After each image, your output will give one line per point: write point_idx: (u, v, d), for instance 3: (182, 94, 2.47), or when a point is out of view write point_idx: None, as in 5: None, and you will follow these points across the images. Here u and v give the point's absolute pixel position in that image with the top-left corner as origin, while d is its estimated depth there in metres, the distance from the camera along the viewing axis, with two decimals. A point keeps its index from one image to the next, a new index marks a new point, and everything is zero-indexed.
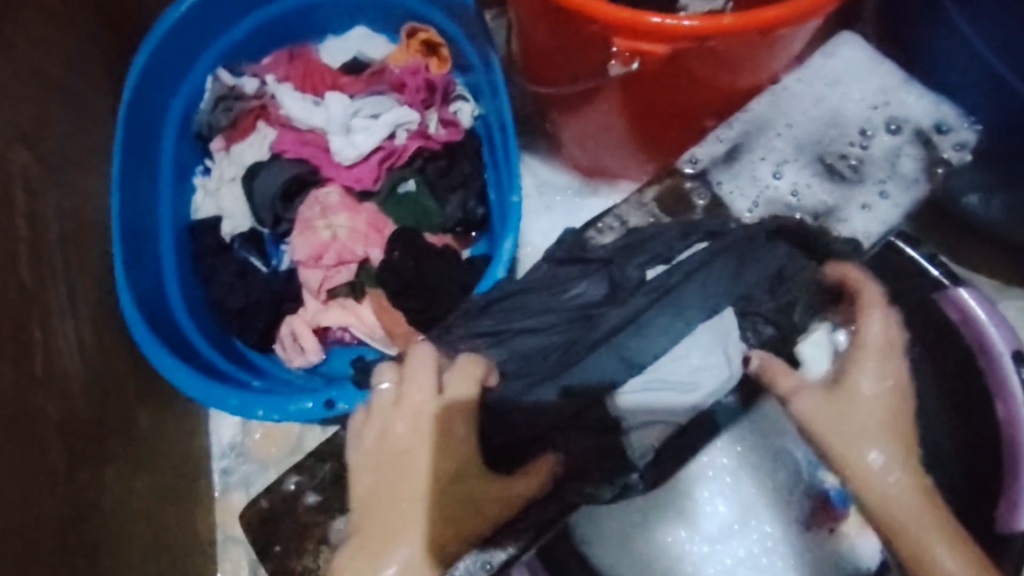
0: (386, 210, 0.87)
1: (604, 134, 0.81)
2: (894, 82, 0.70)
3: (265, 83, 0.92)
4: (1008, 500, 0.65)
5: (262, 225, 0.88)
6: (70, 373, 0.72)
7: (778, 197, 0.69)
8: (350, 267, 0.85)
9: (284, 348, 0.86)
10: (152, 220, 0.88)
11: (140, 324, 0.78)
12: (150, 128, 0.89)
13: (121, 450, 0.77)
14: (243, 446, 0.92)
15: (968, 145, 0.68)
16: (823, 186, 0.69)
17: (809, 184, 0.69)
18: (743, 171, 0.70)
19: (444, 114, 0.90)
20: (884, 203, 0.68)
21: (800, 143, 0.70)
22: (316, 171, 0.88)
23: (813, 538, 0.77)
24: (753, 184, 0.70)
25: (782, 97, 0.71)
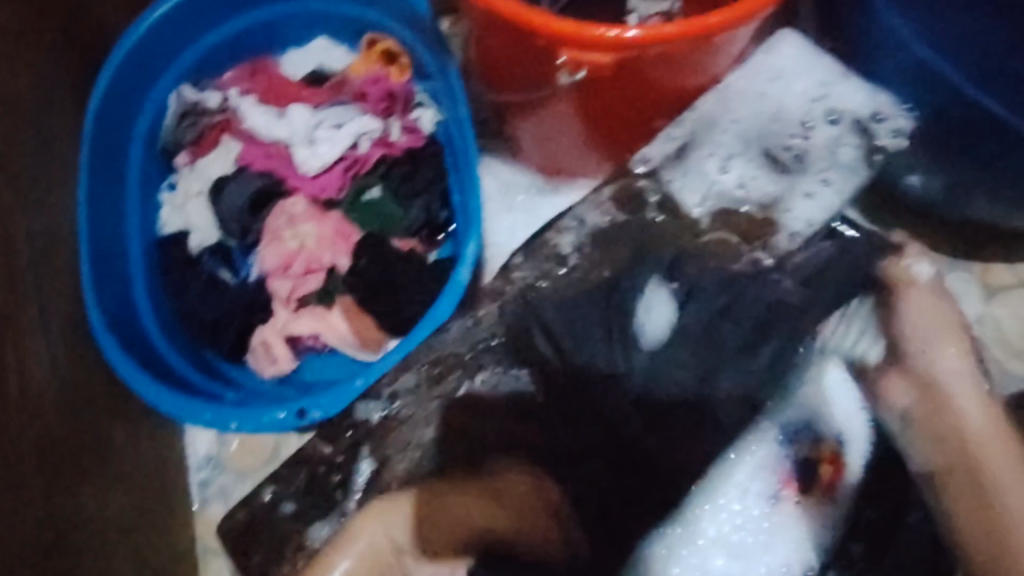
0: (352, 217, 0.88)
1: (561, 136, 0.83)
2: (833, 76, 0.77)
3: (228, 97, 0.94)
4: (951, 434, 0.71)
5: (229, 237, 0.89)
6: (45, 394, 0.73)
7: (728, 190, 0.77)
8: (319, 275, 0.86)
9: (257, 359, 0.87)
10: (120, 238, 0.89)
11: (112, 342, 0.80)
12: (115, 147, 0.90)
13: (98, 466, 0.78)
14: (219, 457, 0.93)
15: (904, 132, 0.76)
16: (765, 179, 0.77)
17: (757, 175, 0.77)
18: (694, 170, 0.77)
19: (406, 121, 0.91)
20: (827, 190, 0.77)
21: (747, 140, 0.77)
22: (281, 182, 0.89)
23: (780, 509, 0.73)
24: (704, 180, 0.77)
25: (727, 94, 0.76)
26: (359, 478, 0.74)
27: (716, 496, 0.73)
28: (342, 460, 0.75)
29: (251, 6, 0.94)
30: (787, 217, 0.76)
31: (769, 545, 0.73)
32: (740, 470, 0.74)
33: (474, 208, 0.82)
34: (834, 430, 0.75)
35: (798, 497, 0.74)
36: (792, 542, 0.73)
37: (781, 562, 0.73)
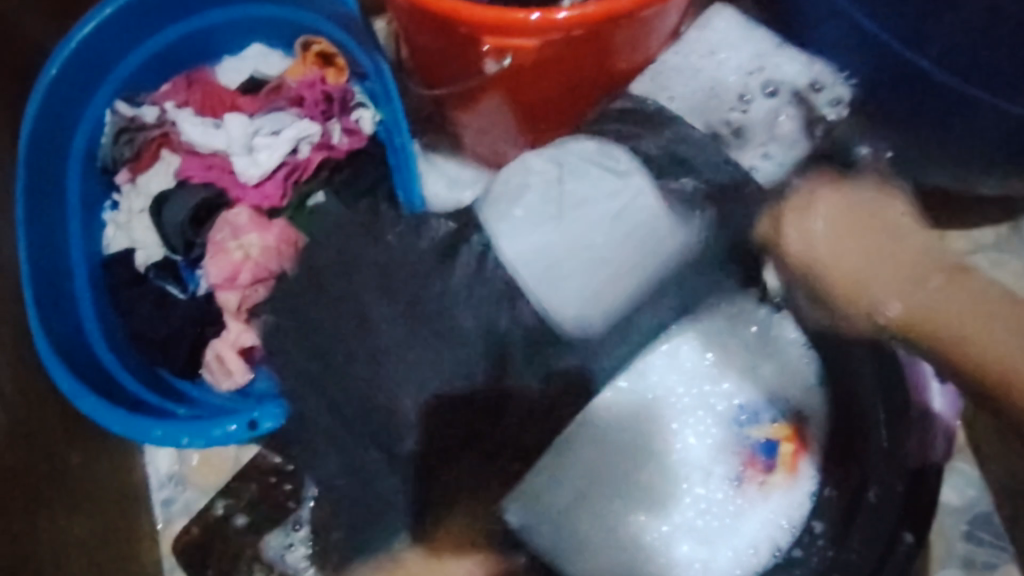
0: (297, 224, 0.88)
1: (502, 128, 0.82)
2: (768, 47, 0.75)
3: (165, 110, 0.92)
4: (918, 438, 0.68)
5: (174, 252, 0.88)
6: None
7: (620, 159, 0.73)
8: (267, 284, 0.86)
9: (212, 373, 0.86)
10: (62, 259, 0.87)
11: (63, 369, 0.79)
12: (53, 169, 0.88)
13: (53, 490, 0.77)
14: (181, 474, 0.91)
15: (843, 101, 0.75)
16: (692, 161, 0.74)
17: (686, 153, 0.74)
18: (508, 224, 0.74)
19: (345, 122, 0.90)
20: (767, 163, 0.74)
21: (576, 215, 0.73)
22: (224, 194, 0.88)
23: (745, 491, 0.78)
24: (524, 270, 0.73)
25: (662, 72, 0.75)
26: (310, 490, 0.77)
27: (679, 482, 0.79)
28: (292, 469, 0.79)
29: (183, 14, 0.92)
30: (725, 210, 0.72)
31: (736, 525, 0.77)
32: (698, 458, 0.79)
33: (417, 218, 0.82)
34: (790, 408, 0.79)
35: (762, 476, 0.78)
36: (759, 518, 0.77)
37: (748, 543, 0.77)
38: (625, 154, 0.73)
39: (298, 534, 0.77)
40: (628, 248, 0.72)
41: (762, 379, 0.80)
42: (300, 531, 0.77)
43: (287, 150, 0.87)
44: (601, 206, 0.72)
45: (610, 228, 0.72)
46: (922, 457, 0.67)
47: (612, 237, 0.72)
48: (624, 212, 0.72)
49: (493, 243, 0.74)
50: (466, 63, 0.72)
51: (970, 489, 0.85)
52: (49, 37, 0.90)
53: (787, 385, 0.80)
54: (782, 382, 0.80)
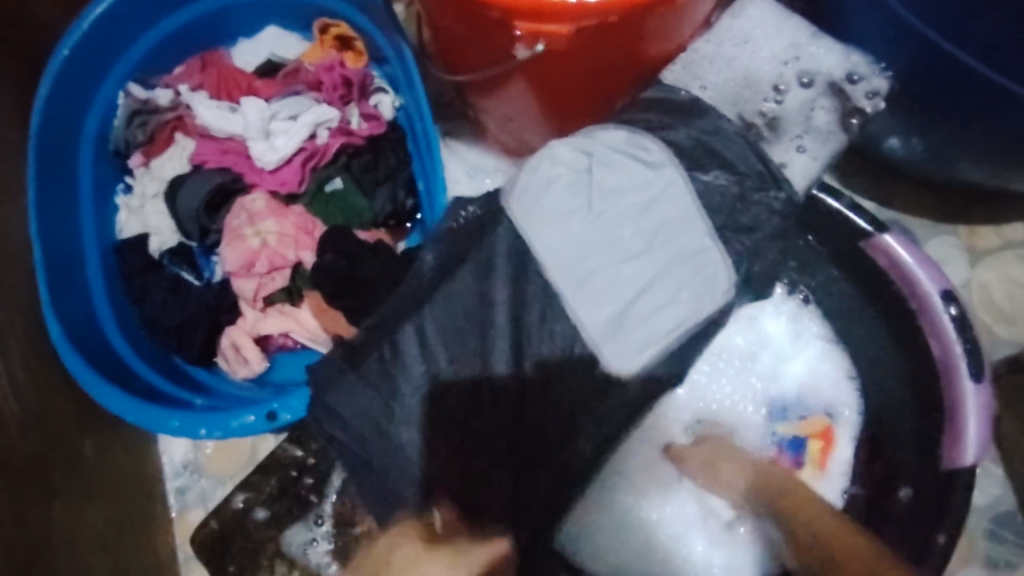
0: (314, 211, 0.86)
1: (526, 115, 0.81)
2: (802, 37, 0.74)
3: (179, 93, 0.90)
4: (953, 436, 0.69)
5: (189, 238, 0.86)
6: (6, 416, 0.70)
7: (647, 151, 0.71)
8: (284, 272, 0.84)
9: (228, 360, 0.85)
10: (76, 245, 0.85)
11: (76, 359, 0.77)
12: (65, 153, 0.86)
13: (67, 482, 0.76)
14: (196, 463, 0.90)
15: (879, 93, 0.73)
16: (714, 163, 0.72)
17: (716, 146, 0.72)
18: (539, 211, 0.71)
19: (364, 108, 0.88)
20: (801, 156, 0.73)
21: (605, 211, 0.71)
22: (240, 179, 0.86)
23: None
24: (549, 260, 0.70)
25: (694, 60, 0.74)
26: (334, 484, 0.75)
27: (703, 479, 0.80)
28: (314, 462, 0.75)
29: None
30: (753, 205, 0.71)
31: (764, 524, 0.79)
32: None
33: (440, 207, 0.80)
34: (819, 407, 0.81)
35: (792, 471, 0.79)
36: None
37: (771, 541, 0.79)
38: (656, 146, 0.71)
39: (321, 529, 0.75)
40: (658, 239, 0.71)
41: (790, 376, 0.81)
42: (322, 526, 0.75)
43: (304, 135, 0.85)
44: (632, 198, 0.71)
45: (640, 218, 0.71)
46: (956, 462, 0.68)
47: (642, 231, 0.71)
48: (657, 206, 0.71)
49: (520, 231, 0.71)
50: (493, 48, 0.70)
51: (993, 487, 0.84)
52: (61, 18, 0.88)
53: (817, 384, 0.81)
54: (812, 382, 0.81)
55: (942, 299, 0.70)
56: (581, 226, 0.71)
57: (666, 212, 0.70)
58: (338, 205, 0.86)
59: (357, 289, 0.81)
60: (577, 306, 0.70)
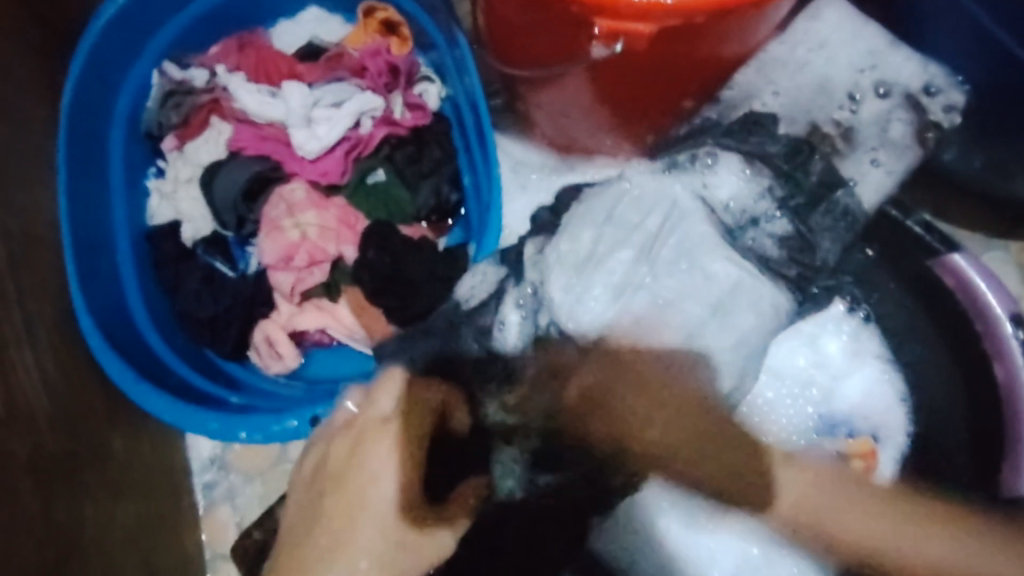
0: (355, 203, 0.83)
1: (579, 112, 0.77)
2: (881, 44, 0.78)
3: (215, 74, 0.86)
4: (1011, 463, 0.66)
5: (225, 228, 0.83)
6: (36, 411, 0.67)
7: (693, 181, 0.73)
8: (323, 267, 0.81)
9: (261, 356, 0.82)
10: (107, 231, 0.82)
11: (107, 350, 0.74)
12: (96, 135, 0.82)
13: (97, 479, 0.73)
14: (224, 459, 0.88)
15: (957, 107, 0.76)
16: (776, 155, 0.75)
17: (787, 140, 0.76)
18: (601, 257, 0.69)
19: (409, 97, 0.85)
20: (876, 170, 0.76)
21: (663, 234, 0.70)
22: (279, 167, 0.83)
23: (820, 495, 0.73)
24: (600, 305, 0.67)
25: (768, 63, 0.79)
26: None
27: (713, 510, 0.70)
28: None
29: None
30: (814, 225, 0.73)
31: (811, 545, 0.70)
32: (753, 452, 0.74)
33: (492, 212, 0.78)
34: (869, 428, 0.77)
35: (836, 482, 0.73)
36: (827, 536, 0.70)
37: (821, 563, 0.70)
38: (684, 174, 0.74)
39: None
40: (700, 259, 0.69)
41: (845, 394, 0.78)
42: None
43: (350, 126, 0.82)
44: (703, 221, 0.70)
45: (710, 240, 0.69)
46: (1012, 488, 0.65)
47: (710, 253, 0.69)
48: (684, 224, 0.70)
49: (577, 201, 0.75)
50: (558, 43, 0.67)
51: None
52: None
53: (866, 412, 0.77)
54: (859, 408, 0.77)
55: (1010, 323, 0.67)
56: (630, 264, 0.69)
57: (694, 236, 0.70)
58: (379, 199, 0.83)
59: (399, 287, 0.78)
60: (662, 336, 0.65)
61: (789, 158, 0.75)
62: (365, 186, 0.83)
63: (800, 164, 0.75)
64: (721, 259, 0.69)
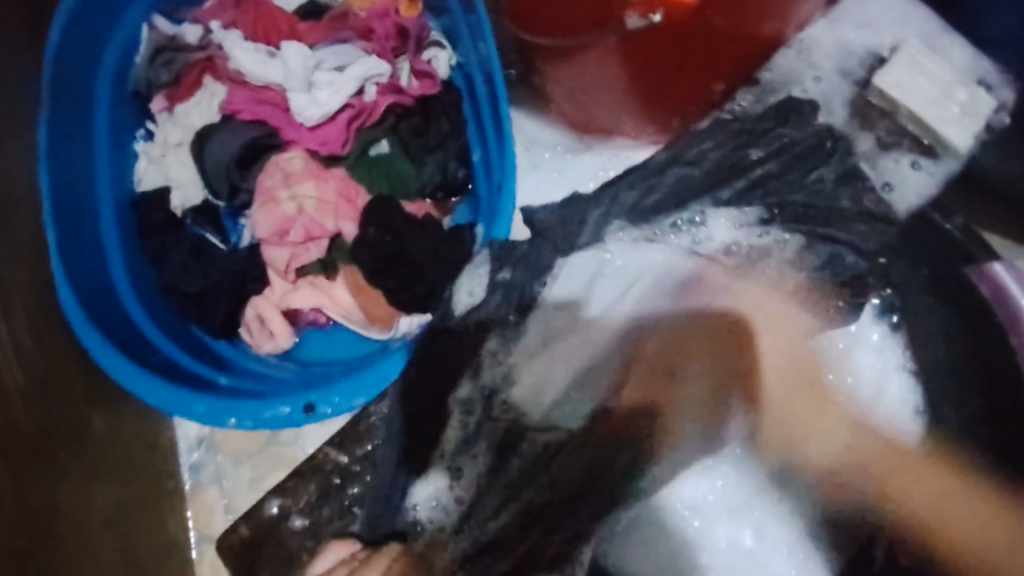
0: (357, 175, 0.78)
1: (604, 92, 0.72)
2: (934, 30, 0.70)
3: (211, 31, 0.81)
4: None
5: (217, 197, 0.78)
6: (10, 388, 0.62)
7: (681, 239, 0.60)
8: (321, 243, 0.76)
9: (252, 335, 0.77)
10: (91, 196, 0.77)
11: (87, 325, 0.69)
12: (83, 91, 0.77)
13: (74, 461, 0.69)
14: (212, 439, 0.84)
15: (1008, 106, 0.67)
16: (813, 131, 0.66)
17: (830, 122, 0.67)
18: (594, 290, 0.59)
19: (417, 63, 0.79)
20: (917, 173, 0.68)
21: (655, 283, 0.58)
22: (276, 134, 0.78)
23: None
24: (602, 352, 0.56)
25: (810, 47, 0.72)
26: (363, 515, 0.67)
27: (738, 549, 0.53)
28: (355, 468, 0.70)
29: None
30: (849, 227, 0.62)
31: None
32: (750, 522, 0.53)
33: (505, 192, 0.72)
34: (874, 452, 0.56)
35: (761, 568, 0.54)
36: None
37: None
38: (666, 237, 0.60)
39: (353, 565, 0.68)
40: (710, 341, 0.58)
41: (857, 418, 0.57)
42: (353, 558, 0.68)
43: (353, 92, 0.77)
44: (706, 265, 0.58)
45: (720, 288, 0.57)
46: None
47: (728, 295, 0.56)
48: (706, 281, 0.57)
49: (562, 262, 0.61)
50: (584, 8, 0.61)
51: None
52: None
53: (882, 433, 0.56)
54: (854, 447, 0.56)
55: None
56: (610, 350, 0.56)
57: (698, 285, 0.57)
58: (382, 173, 0.77)
59: (399, 271, 0.73)
60: (671, 402, 0.52)
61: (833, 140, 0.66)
62: (366, 160, 0.78)
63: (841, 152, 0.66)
64: (727, 333, 0.54)
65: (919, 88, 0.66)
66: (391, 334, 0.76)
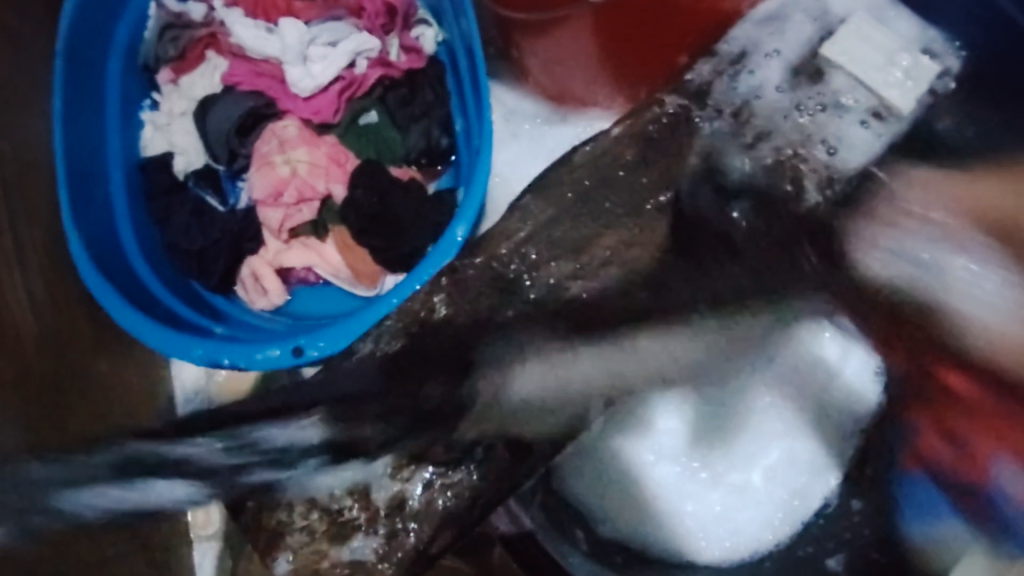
0: (347, 142, 0.84)
1: (575, 62, 0.77)
2: (881, 3, 0.76)
3: (214, 8, 0.86)
4: None
5: (216, 161, 0.84)
6: (23, 332, 0.67)
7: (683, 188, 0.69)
8: (312, 205, 0.82)
9: (246, 290, 0.83)
10: (100, 160, 0.83)
11: (95, 276, 0.75)
12: (94, 63, 0.83)
13: (81, 403, 0.74)
14: (208, 390, 0.89)
15: (951, 72, 0.75)
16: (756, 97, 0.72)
17: (770, 87, 0.73)
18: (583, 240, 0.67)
19: (405, 39, 0.85)
20: (864, 131, 0.72)
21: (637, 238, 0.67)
22: (273, 104, 0.83)
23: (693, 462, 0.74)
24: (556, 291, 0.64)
25: (763, 20, 0.74)
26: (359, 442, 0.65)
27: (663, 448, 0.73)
28: None
29: None
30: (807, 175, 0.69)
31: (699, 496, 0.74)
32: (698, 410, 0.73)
33: (481, 156, 0.77)
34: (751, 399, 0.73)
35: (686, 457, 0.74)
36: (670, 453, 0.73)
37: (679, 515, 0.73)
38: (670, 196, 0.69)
39: None
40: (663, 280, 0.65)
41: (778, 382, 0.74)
42: None
43: (345, 65, 0.83)
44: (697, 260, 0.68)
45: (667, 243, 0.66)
46: None
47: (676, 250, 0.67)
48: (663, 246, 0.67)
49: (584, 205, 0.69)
50: None
51: None
52: None
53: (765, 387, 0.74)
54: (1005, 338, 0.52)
55: None
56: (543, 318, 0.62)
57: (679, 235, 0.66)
58: (372, 140, 0.83)
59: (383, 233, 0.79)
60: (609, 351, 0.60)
61: (797, 105, 0.73)
62: (355, 130, 0.84)
63: (803, 115, 0.72)
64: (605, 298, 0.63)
65: (863, 56, 0.73)
66: (377, 292, 0.82)
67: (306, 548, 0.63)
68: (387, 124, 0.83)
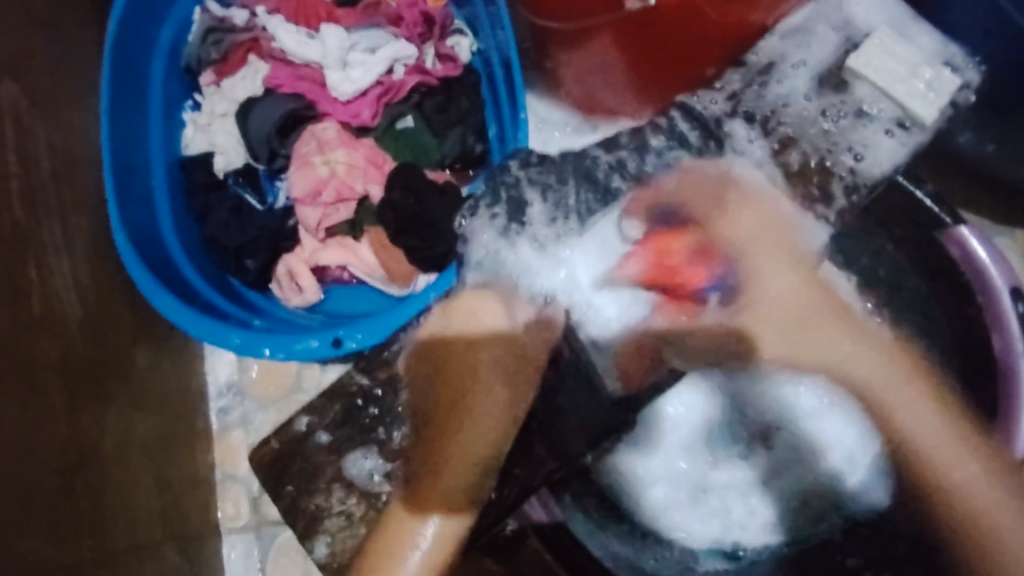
0: (384, 145, 0.86)
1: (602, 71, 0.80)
2: (902, 17, 0.70)
3: (256, 15, 0.89)
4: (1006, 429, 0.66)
5: (256, 160, 0.87)
6: (69, 318, 0.69)
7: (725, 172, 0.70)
8: (349, 205, 0.84)
9: (283, 288, 0.85)
10: (143, 157, 0.85)
11: (138, 266, 0.76)
12: (139, 63, 0.85)
13: (122, 390, 0.75)
14: (240, 385, 0.91)
15: (971, 85, 0.70)
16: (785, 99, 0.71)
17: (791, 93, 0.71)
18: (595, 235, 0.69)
19: (441, 48, 0.88)
20: (889, 140, 0.69)
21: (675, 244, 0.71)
22: (313, 106, 0.86)
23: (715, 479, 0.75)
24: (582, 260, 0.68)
25: (790, 33, 0.72)
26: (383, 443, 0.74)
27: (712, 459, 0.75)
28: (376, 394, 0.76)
29: None
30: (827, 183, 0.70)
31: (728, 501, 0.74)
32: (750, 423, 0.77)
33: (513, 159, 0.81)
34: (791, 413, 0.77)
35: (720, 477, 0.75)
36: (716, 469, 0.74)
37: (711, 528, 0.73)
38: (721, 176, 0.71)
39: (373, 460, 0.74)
40: None
41: None
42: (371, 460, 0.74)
43: (384, 71, 0.86)
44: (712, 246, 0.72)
45: None
46: None
47: None
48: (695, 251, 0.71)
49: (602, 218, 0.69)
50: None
51: None
52: None
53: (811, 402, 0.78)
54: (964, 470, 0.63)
55: (1010, 295, 0.69)
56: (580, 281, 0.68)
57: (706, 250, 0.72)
58: (409, 144, 0.86)
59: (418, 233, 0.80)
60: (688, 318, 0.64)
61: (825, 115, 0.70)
62: (392, 133, 0.86)
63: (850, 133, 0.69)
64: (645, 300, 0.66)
65: (886, 72, 0.68)
66: (411, 290, 0.84)
67: (341, 531, 0.72)
68: (424, 129, 0.86)
